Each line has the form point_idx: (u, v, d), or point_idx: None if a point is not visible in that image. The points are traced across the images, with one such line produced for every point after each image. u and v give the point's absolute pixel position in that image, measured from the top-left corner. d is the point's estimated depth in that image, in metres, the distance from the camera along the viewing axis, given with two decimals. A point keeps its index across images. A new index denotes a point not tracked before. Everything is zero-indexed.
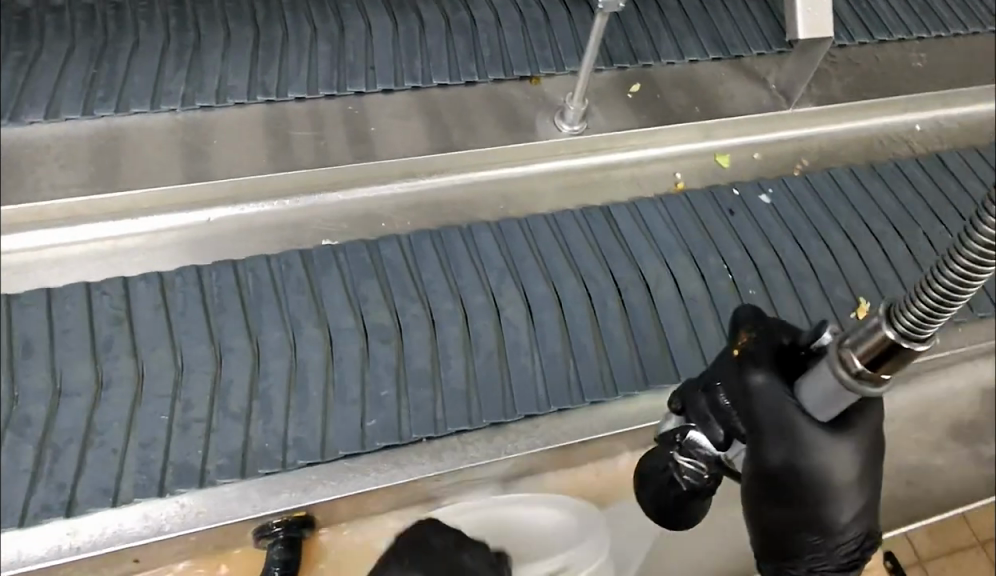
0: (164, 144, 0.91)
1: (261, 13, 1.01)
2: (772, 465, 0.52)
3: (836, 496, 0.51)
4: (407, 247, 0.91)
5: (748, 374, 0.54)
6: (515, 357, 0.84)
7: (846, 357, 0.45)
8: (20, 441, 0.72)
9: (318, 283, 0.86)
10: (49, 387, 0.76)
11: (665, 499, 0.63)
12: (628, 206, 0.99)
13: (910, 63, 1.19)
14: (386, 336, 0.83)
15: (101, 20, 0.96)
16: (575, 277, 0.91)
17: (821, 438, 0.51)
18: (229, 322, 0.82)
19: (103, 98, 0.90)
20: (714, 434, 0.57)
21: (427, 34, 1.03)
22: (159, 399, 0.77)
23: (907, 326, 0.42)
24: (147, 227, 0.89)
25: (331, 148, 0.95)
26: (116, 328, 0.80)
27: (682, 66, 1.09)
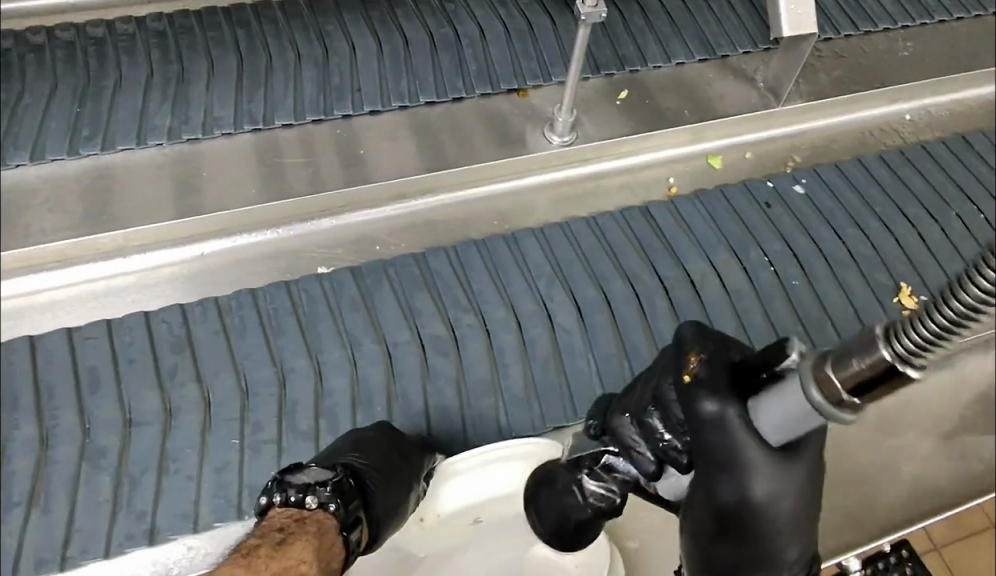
0: (154, 178, 0.90)
1: (242, 40, 1.00)
2: (725, 506, 0.43)
3: (788, 535, 0.43)
4: (454, 258, 0.93)
5: (697, 404, 0.44)
6: (571, 361, 0.86)
7: (829, 376, 0.37)
8: (97, 473, 0.75)
9: (372, 299, 0.88)
10: (120, 416, 0.78)
11: (568, 519, 0.64)
12: (666, 204, 1.01)
13: (897, 52, 1.17)
14: (443, 347, 0.85)
15: (83, 56, 0.96)
16: (622, 278, 0.93)
17: (773, 470, 0.42)
18: (288, 345, 0.84)
19: (89, 137, 0.89)
20: (642, 464, 0.51)
21: (412, 52, 1.03)
22: (229, 423, 0.79)
23: (908, 348, 0.34)
24: (141, 263, 0.89)
25: (322, 174, 0.94)
26: (179, 355, 0.82)
27: (669, 68, 1.08)
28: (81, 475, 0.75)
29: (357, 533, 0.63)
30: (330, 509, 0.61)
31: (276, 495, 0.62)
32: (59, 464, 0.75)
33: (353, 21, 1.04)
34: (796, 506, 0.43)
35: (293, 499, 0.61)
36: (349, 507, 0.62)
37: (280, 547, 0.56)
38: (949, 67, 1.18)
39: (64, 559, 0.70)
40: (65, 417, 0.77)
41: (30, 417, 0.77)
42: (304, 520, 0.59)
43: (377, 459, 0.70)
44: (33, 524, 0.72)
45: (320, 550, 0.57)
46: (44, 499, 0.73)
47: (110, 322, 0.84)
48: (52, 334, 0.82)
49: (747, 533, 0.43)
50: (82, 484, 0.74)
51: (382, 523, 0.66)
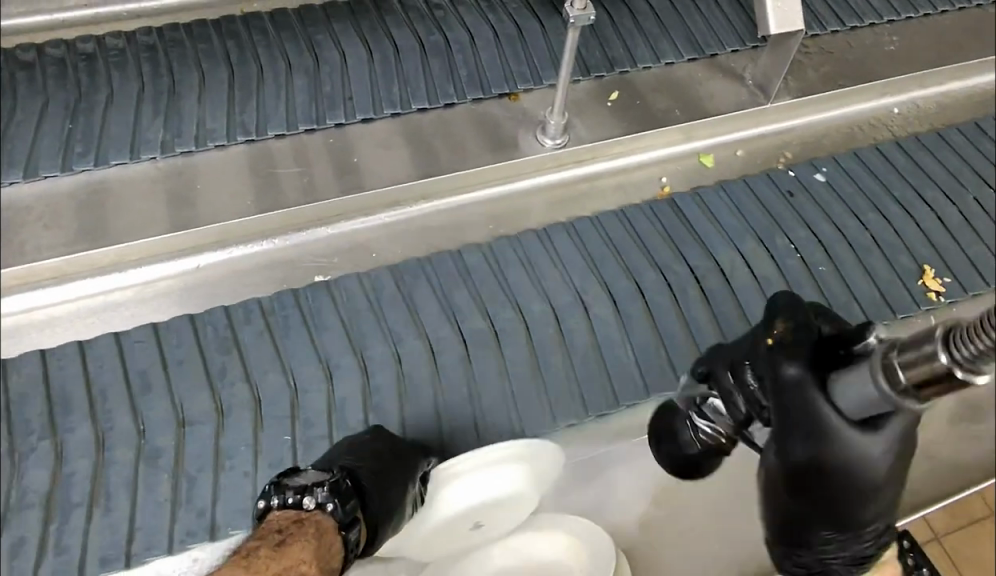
0: (148, 192, 0.90)
1: (233, 51, 1.00)
2: (800, 463, 0.44)
3: (870, 496, 0.44)
4: (489, 255, 0.93)
5: (780, 367, 0.46)
6: (609, 351, 0.87)
7: (889, 366, 0.39)
8: (157, 471, 0.76)
9: (410, 296, 0.89)
10: (174, 416, 0.79)
11: (680, 454, 0.63)
12: (691, 195, 1.02)
13: (883, 46, 1.19)
14: (485, 341, 0.86)
15: (74, 72, 0.96)
16: (653, 269, 0.94)
17: (849, 434, 0.43)
18: (333, 342, 0.85)
19: (81, 153, 0.89)
20: (735, 411, 0.53)
21: (403, 60, 1.03)
22: (279, 421, 0.80)
23: (966, 355, 0.36)
24: (138, 278, 0.89)
25: (317, 184, 0.94)
26: (227, 355, 0.83)
27: (658, 69, 1.09)
28: (139, 475, 0.76)
29: (355, 533, 0.65)
30: (328, 509, 0.64)
31: (274, 497, 0.65)
32: (116, 465, 0.76)
33: (342, 30, 1.05)
34: (881, 473, 0.43)
35: (292, 501, 0.65)
36: (347, 506, 0.65)
37: (279, 548, 0.61)
38: (935, 60, 1.19)
39: (129, 557, 0.72)
40: (120, 421, 0.78)
41: (85, 419, 0.78)
42: (302, 521, 0.63)
43: (371, 463, 0.71)
44: (96, 522, 0.74)
45: (318, 549, 0.61)
46: (104, 499, 0.75)
47: (111, 337, 0.84)
48: (53, 350, 0.82)
49: (824, 492, 0.44)
50: (141, 487, 0.76)
51: (384, 523, 0.68)
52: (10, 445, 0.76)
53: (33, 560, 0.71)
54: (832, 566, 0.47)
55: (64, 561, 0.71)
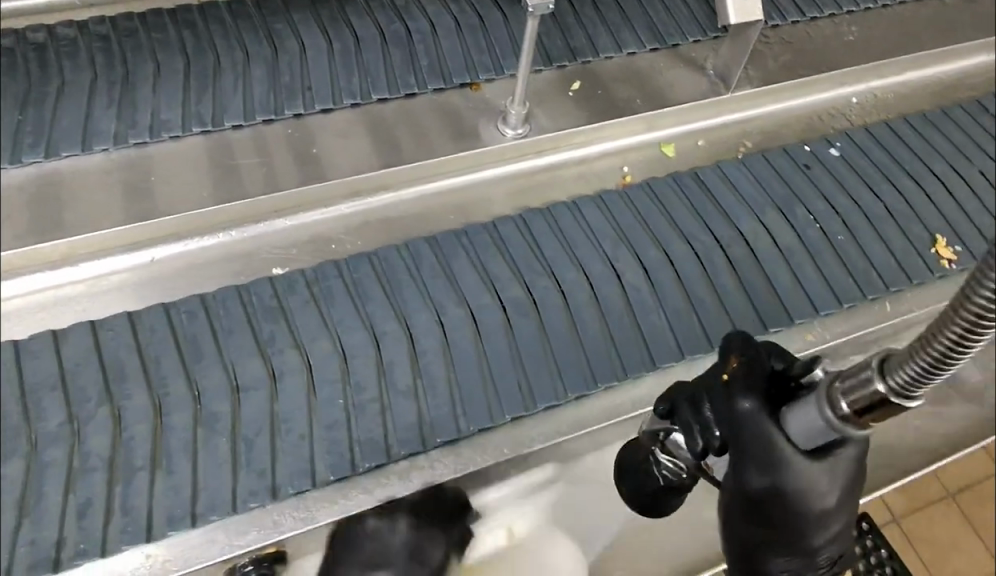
0: (101, 184, 0.88)
1: (190, 41, 0.98)
2: (756, 495, 0.51)
3: (818, 524, 0.50)
4: (524, 226, 0.96)
5: (736, 402, 0.52)
6: (644, 315, 0.90)
7: (836, 400, 0.46)
8: (215, 435, 0.77)
9: (448, 265, 0.91)
10: (226, 383, 0.80)
11: (642, 489, 0.66)
12: (712, 167, 1.05)
13: (842, 37, 1.20)
14: (524, 309, 0.88)
15: (22, 63, 0.93)
16: (680, 238, 0.97)
17: (794, 460, 0.49)
18: (378, 310, 0.86)
19: (31, 146, 0.87)
20: (692, 443, 0.57)
21: (363, 50, 1.02)
22: (331, 385, 0.81)
23: (899, 384, 0.42)
24: (90, 271, 0.87)
25: (278, 174, 0.93)
26: (276, 324, 0.84)
27: (620, 58, 1.09)
28: (198, 439, 0.77)
29: None
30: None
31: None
32: (174, 430, 0.77)
33: (303, 20, 1.03)
34: (822, 500, 0.49)
35: None
36: None
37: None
38: (894, 50, 1.20)
39: (195, 517, 0.73)
40: (174, 387, 0.79)
41: (141, 386, 0.78)
42: None
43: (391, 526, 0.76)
44: (159, 486, 0.74)
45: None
46: (165, 461, 0.75)
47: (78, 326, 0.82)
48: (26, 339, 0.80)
49: (777, 519, 0.51)
50: (201, 447, 0.76)
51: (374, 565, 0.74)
52: (68, 412, 0.76)
53: (102, 519, 0.72)
54: None
55: (133, 521, 0.72)
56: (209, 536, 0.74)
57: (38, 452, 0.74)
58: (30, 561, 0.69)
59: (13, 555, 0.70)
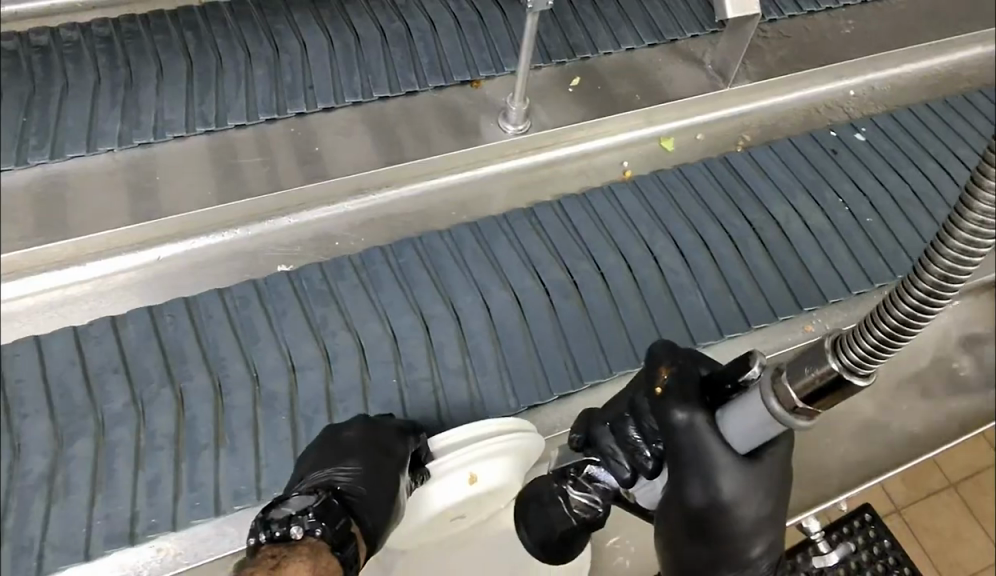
0: (107, 183, 0.89)
1: (192, 42, 0.99)
2: (695, 508, 0.50)
3: (756, 534, 0.49)
4: (560, 211, 0.99)
5: (669, 413, 0.52)
6: (682, 296, 0.94)
7: (780, 389, 0.44)
8: (275, 415, 0.81)
9: (491, 249, 0.95)
10: (284, 364, 0.84)
11: (553, 534, 0.66)
12: (741, 153, 1.09)
13: (839, 30, 1.20)
14: (566, 292, 0.92)
15: (27, 66, 0.93)
16: (714, 222, 1.01)
17: (731, 469, 0.49)
18: (424, 293, 0.90)
19: (37, 146, 0.88)
20: (620, 471, 0.58)
21: (364, 48, 1.03)
22: (384, 364, 0.85)
23: (852, 360, 0.41)
24: (95, 271, 0.88)
25: (281, 172, 0.94)
26: (326, 308, 0.88)
27: (620, 54, 1.10)
28: (258, 418, 0.80)
29: (352, 550, 0.65)
30: (317, 532, 0.63)
31: (261, 533, 0.63)
32: (235, 410, 0.80)
33: (304, 19, 1.04)
34: (760, 507, 0.49)
35: (279, 534, 0.62)
36: (337, 526, 0.64)
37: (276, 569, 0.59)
38: (890, 42, 1.21)
39: (258, 492, 0.76)
40: (233, 368, 0.83)
41: (200, 368, 0.82)
42: (297, 546, 0.62)
43: (367, 468, 0.72)
44: (223, 461, 0.78)
45: (316, 569, 0.60)
46: (228, 439, 0.79)
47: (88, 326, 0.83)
48: (40, 338, 0.82)
49: (717, 533, 0.50)
50: (262, 426, 0.80)
51: (377, 533, 0.69)
52: (131, 393, 0.80)
53: (171, 495, 0.75)
54: None
55: (200, 495, 0.75)
56: (219, 529, 0.75)
57: (107, 431, 0.78)
58: (105, 535, 0.72)
59: (49, 543, 0.72)
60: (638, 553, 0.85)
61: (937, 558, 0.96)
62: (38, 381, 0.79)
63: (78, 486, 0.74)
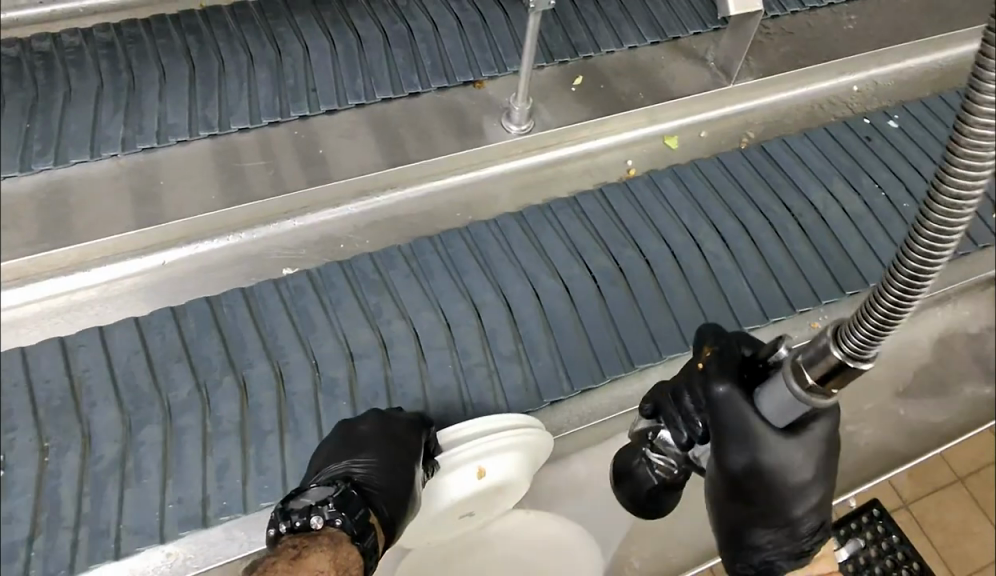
0: (111, 189, 0.88)
1: (194, 46, 0.99)
2: (736, 471, 0.52)
3: (796, 496, 0.51)
4: (604, 200, 1.00)
5: (711, 386, 0.53)
6: (726, 281, 0.95)
7: (799, 368, 0.45)
8: (335, 400, 0.81)
9: (537, 237, 0.96)
10: (341, 351, 0.85)
11: (640, 492, 0.68)
12: (778, 142, 1.10)
13: (842, 26, 1.20)
14: (612, 278, 0.93)
15: (29, 72, 0.93)
16: (755, 209, 1.02)
17: (773, 439, 0.50)
18: (475, 281, 0.91)
19: (40, 152, 0.88)
20: (678, 437, 0.58)
21: (366, 50, 1.03)
22: (439, 351, 0.86)
23: (851, 348, 0.41)
24: (100, 277, 0.88)
25: (285, 175, 0.94)
26: (379, 297, 0.89)
27: (622, 52, 1.09)
28: (319, 403, 0.81)
29: (372, 540, 0.65)
30: (337, 523, 0.64)
31: (281, 523, 0.64)
32: (298, 397, 0.81)
33: (305, 22, 1.04)
34: (800, 470, 0.50)
35: (299, 524, 0.63)
36: (356, 516, 0.65)
37: (296, 560, 0.60)
38: (893, 37, 1.21)
39: None
40: (292, 355, 0.84)
41: (260, 355, 0.83)
42: (317, 536, 0.62)
43: (382, 461, 0.72)
44: (289, 445, 0.78)
45: (336, 559, 0.61)
46: (291, 425, 0.80)
47: (94, 331, 0.83)
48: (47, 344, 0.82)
49: (758, 493, 0.52)
50: (321, 413, 0.81)
51: (396, 521, 0.69)
52: (195, 377, 0.81)
53: (239, 481, 0.76)
54: (775, 560, 0.55)
55: (268, 479, 0.76)
56: (228, 533, 0.75)
57: (174, 418, 0.78)
58: (180, 518, 0.73)
59: (61, 546, 0.72)
60: (649, 554, 0.85)
61: (944, 552, 0.95)
62: (48, 387, 0.79)
63: (149, 470, 0.75)
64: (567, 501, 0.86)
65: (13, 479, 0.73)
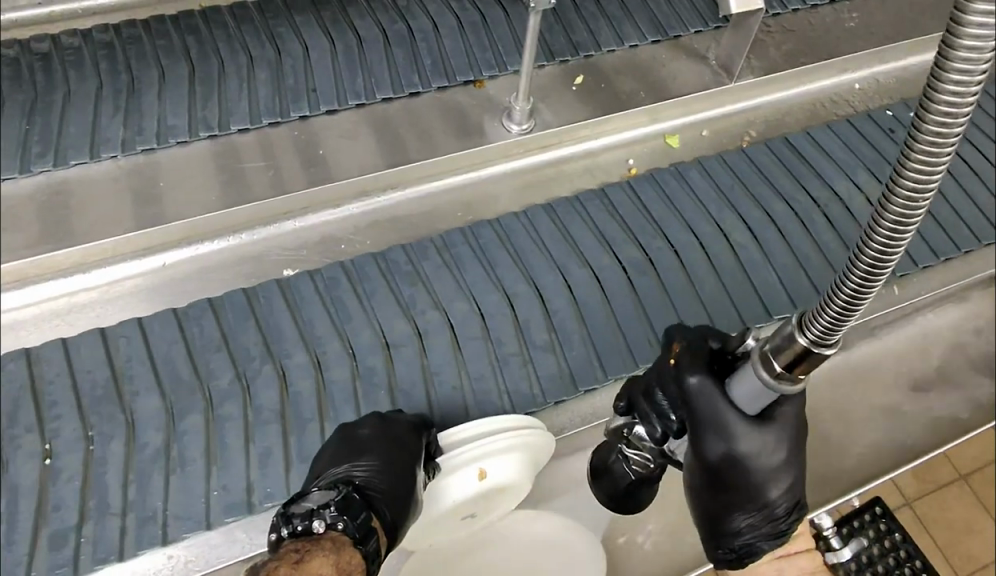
0: (111, 190, 0.88)
1: (193, 47, 0.99)
2: (709, 453, 0.53)
3: (767, 474, 0.53)
4: (633, 191, 1.02)
5: (684, 377, 0.55)
6: (754, 270, 0.96)
7: (768, 359, 0.48)
8: (375, 390, 0.83)
9: (568, 227, 0.97)
10: (378, 340, 0.86)
11: (618, 487, 0.68)
12: (803, 134, 1.12)
13: (843, 23, 1.20)
14: (643, 269, 0.94)
15: (28, 73, 0.93)
16: (782, 201, 1.03)
17: (740, 425, 0.52)
18: (508, 273, 0.92)
19: (40, 153, 0.87)
20: (652, 429, 0.60)
21: (366, 50, 1.02)
22: (474, 341, 0.87)
23: (814, 336, 0.43)
24: (101, 278, 0.88)
25: (285, 174, 0.93)
26: (414, 287, 0.90)
27: (623, 51, 1.09)
28: (359, 390, 0.83)
29: (374, 543, 0.65)
30: (339, 527, 0.64)
31: (283, 527, 0.64)
32: (337, 384, 0.82)
33: (305, 22, 1.03)
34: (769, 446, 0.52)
35: (301, 529, 0.63)
36: (359, 520, 0.65)
37: (299, 564, 0.59)
38: (895, 35, 1.20)
39: None
40: (331, 345, 0.85)
41: (298, 346, 0.84)
42: (319, 541, 0.62)
43: (385, 462, 0.72)
44: (290, 446, 0.79)
45: (338, 565, 0.61)
46: (332, 413, 0.81)
47: (94, 333, 0.83)
48: (45, 346, 0.81)
49: (730, 472, 0.53)
50: (361, 400, 0.82)
51: (398, 523, 0.69)
52: (237, 369, 0.82)
53: (283, 468, 0.77)
54: (753, 545, 0.54)
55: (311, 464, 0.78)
56: (229, 535, 0.75)
57: (218, 407, 0.80)
58: (225, 505, 0.75)
59: (62, 549, 0.71)
60: (651, 555, 0.84)
61: (946, 549, 0.95)
62: (49, 389, 0.79)
63: (194, 458, 0.77)
64: (569, 502, 0.85)
65: (60, 467, 0.75)
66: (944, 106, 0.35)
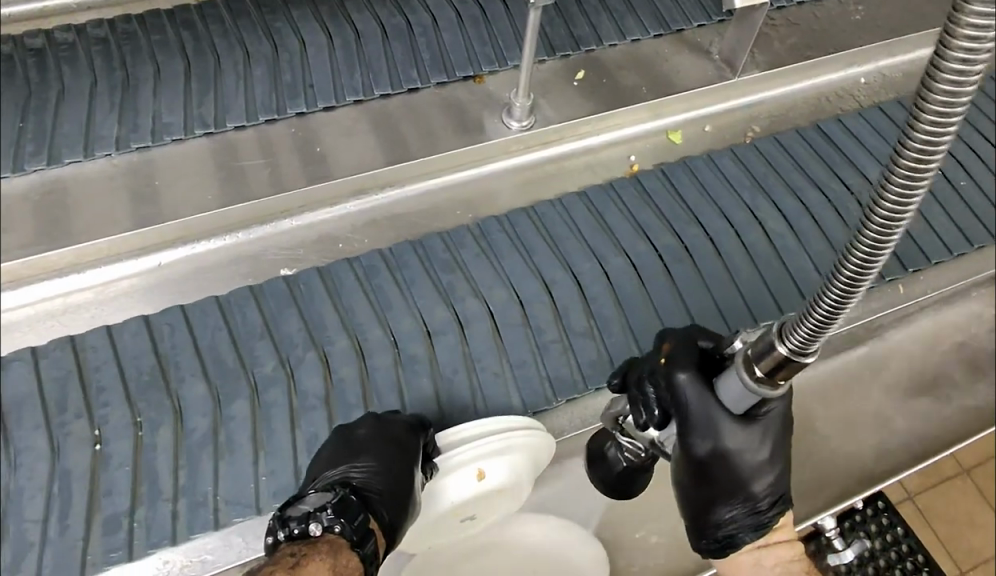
0: (105, 189, 0.87)
1: (189, 42, 0.97)
2: (699, 452, 0.56)
3: (754, 470, 0.57)
4: (667, 178, 1.02)
5: (673, 374, 0.57)
6: (789, 257, 0.96)
7: (751, 363, 0.50)
8: (417, 376, 0.83)
9: (603, 215, 0.97)
10: (419, 327, 0.86)
11: (611, 473, 0.72)
12: (834, 121, 1.12)
13: (849, 16, 1.18)
14: (678, 255, 0.94)
15: (21, 69, 0.92)
16: (816, 188, 1.03)
17: (729, 427, 0.55)
18: (545, 260, 0.92)
19: (33, 152, 0.86)
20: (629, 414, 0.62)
21: (364, 44, 1.01)
22: (514, 328, 0.87)
23: (795, 343, 0.45)
24: (96, 278, 0.87)
25: (285, 171, 0.92)
26: (452, 275, 0.90)
27: (625, 45, 1.07)
28: (400, 377, 0.83)
29: (372, 544, 0.65)
30: (336, 529, 0.63)
31: (279, 531, 0.63)
32: (379, 371, 0.83)
33: (302, 16, 1.02)
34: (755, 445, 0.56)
35: (297, 532, 0.62)
36: (356, 522, 0.64)
37: (296, 568, 0.59)
38: (901, 27, 1.18)
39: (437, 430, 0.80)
40: (372, 332, 0.85)
41: (340, 333, 0.84)
42: (315, 544, 0.62)
43: (383, 463, 0.71)
44: (288, 448, 0.78)
45: (335, 568, 0.60)
46: (376, 400, 0.81)
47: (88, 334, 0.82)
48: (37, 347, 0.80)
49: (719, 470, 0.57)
50: (406, 389, 0.82)
51: (397, 524, 0.69)
52: (280, 355, 0.82)
53: (280, 470, 0.76)
54: (736, 536, 0.58)
55: None
56: (225, 539, 0.75)
57: (226, 405, 0.79)
58: (273, 491, 0.75)
59: (56, 555, 0.71)
60: (652, 557, 0.84)
61: (949, 543, 0.94)
62: (42, 391, 0.77)
63: (226, 448, 0.77)
64: (569, 504, 0.85)
65: (110, 452, 0.75)
66: (923, 133, 0.36)
